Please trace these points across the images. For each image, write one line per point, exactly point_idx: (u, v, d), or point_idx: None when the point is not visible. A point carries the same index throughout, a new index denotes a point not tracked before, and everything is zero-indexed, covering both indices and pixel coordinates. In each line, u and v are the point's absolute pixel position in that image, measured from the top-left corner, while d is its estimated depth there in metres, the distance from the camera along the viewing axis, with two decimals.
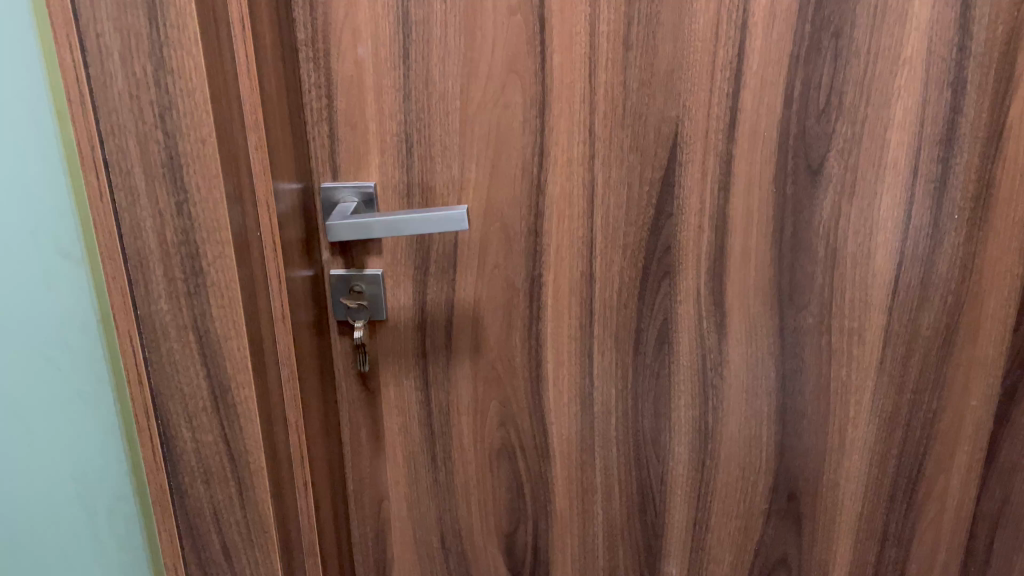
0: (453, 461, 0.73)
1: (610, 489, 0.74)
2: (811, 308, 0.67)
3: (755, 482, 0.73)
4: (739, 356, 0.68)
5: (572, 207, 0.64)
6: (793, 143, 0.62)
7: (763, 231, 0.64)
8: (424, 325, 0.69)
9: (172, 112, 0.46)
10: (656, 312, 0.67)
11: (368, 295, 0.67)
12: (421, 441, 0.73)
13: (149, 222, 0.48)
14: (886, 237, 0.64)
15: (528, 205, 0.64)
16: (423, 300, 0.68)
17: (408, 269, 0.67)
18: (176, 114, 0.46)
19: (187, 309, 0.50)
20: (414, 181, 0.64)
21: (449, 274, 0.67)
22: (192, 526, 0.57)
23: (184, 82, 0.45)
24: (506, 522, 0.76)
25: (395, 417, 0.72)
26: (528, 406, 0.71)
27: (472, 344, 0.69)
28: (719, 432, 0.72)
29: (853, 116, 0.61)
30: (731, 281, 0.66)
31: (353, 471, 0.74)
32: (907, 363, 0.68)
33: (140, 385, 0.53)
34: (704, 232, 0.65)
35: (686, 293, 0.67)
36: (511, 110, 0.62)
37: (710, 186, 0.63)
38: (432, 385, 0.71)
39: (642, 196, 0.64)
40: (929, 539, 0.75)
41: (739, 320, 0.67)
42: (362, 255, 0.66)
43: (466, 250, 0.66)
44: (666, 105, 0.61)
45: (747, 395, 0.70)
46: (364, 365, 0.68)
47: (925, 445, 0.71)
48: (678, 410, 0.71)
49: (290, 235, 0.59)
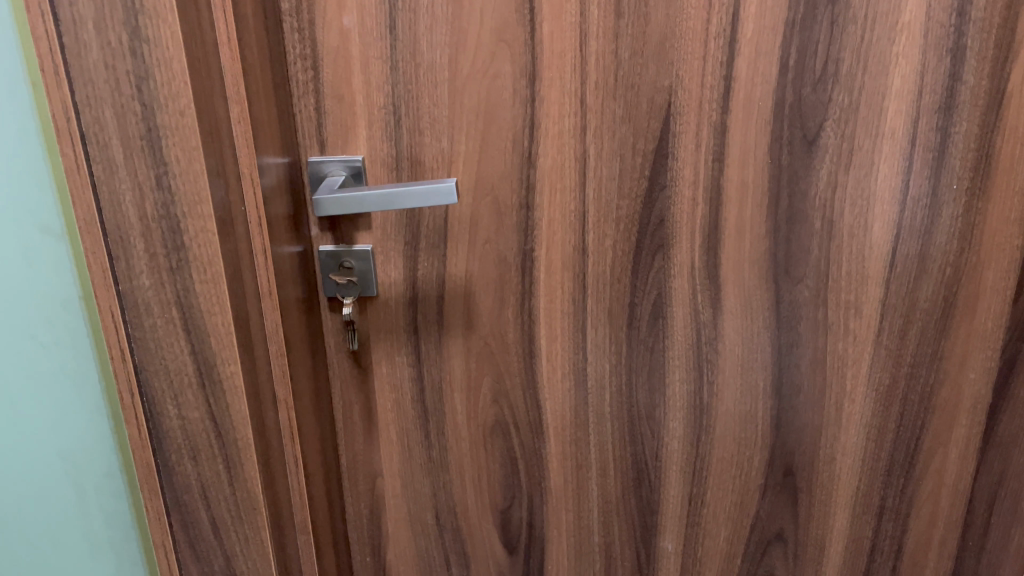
0: (447, 438, 0.73)
1: (604, 465, 0.74)
2: (807, 281, 0.66)
3: (751, 457, 0.73)
4: (735, 330, 0.68)
5: (564, 180, 0.63)
6: (789, 112, 0.61)
7: (759, 202, 0.63)
8: (415, 301, 0.68)
9: (150, 82, 0.45)
10: (650, 286, 0.66)
11: (358, 271, 0.66)
12: (414, 417, 0.72)
13: (128, 195, 0.47)
14: (883, 208, 0.63)
15: (519, 177, 0.63)
16: (413, 276, 0.67)
17: (398, 244, 0.66)
18: (154, 84, 0.45)
19: (170, 284, 0.50)
20: (403, 154, 0.63)
21: (440, 249, 0.66)
22: (181, 503, 0.56)
23: (161, 51, 0.44)
24: (500, 499, 0.76)
25: (387, 394, 0.71)
26: (521, 382, 0.71)
27: (464, 320, 0.69)
28: (714, 406, 0.71)
29: (851, 84, 0.60)
30: (726, 255, 0.65)
31: (347, 448, 0.73)
32: (905, 336, 0.67)
33: (123, 362, 0.52)
34: (698, 204, 0.63)
35: (680, 267, 0.66)
36: (501, 81, 0.60)
37: (704, 157, 0.62)
38: (425, 361, 0.70)
39: (636, 168, 0.63)
40: (926, 513, 0.74)
41: (734, 293, 0.66)
42: (351, 230, 0.65)
43: (457, 225, 0.65)
44: (659, 75, 0.60)
45: (742, 369, 0.69)
46: (354, 341, 0.67)
47: (923, 419, 0.70)
48: (673, 385, 0.70)
49: (275, 209, 0.58)
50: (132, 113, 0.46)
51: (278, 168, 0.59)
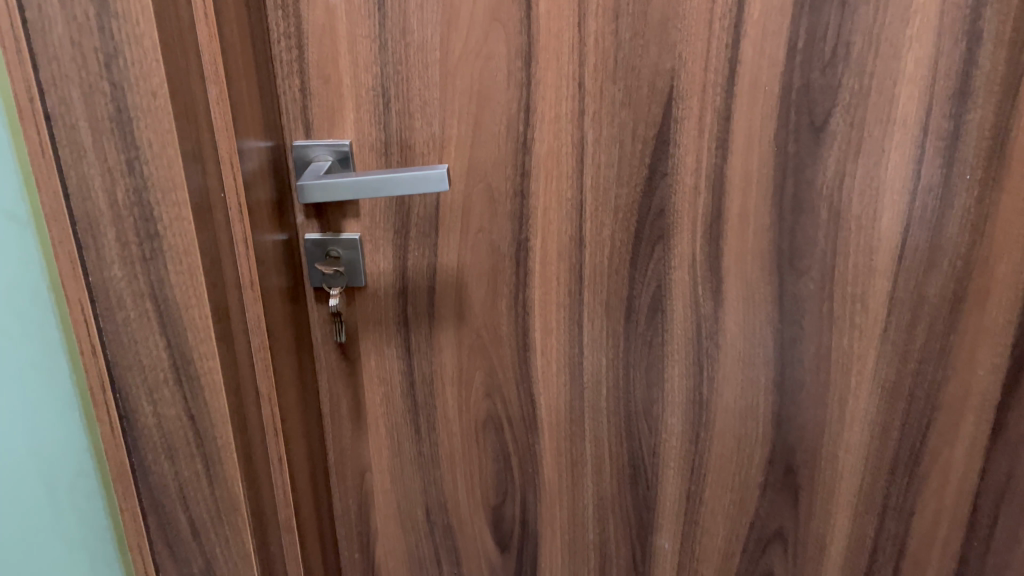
0: (437, 433, 0.71)
1: (600, 462, 0.71)
2: (812, 273, 0.63)
3: (751, 454, 0.70)
4: (736, 323, 0.65)
5: (561, 167, 0.61)
6: (797, 98, 0.58)
7: (763, 191, 0.61)
8: (404, 292, 0.66)
9: (118, 60, 0.42)
10: (649, 277, 0.64)
11: (345, 260, 0.64)
12: (404, 411, 0.70)
13: (98, 180, 0.45)
14: (893, 199, 0.61)
15: (514, 164, 0.61)
16: (403, 265, 0.64)
17: (387, 232, 0.63)
18: (123, 61, 0.42)
19: (143, 275, 0.47)
20: (393, 139, 0.60)
21: (431, 238, 0.63)
22: (158, 503, 0.54)
23: (130, 26, 0.41)
24: (493, 495, 0.73)
25: (375, 387, 0.69)
26: (515, 376, 0.68)
27: (455, 311, 0.66)
28: (714, 402, 0.68)
29: (861, 68, 0.57)
30: (728, 246, 0.62)
31: (334, 442, 0.71)
32: (912, 331, 0.65)
33: (94, 357, 0.49)
34: (700, 193, 0.61)
35: (680, 259, 0.63)
36: (494, 62, 0.58)
37: (707, 144, 0.59)
38: (415, 353, 0.68)
39: (636, 155, 0.60)
40: (930, 512, 0.72)
41: (737, 286, 0.64)
42: (338, 218, 0.63)
43: (449, 213, 0.62)
44: (661, 57, 0.57)
45: (743, 364, 0.67)
46: (342, 334, 0.65)
47: (929, 417, 0.68)
48: (671, 380, 0.68)
49: (258, 195, 0.56)
50: (101, 94, 0.43)
51: (260, 153, 0.56)
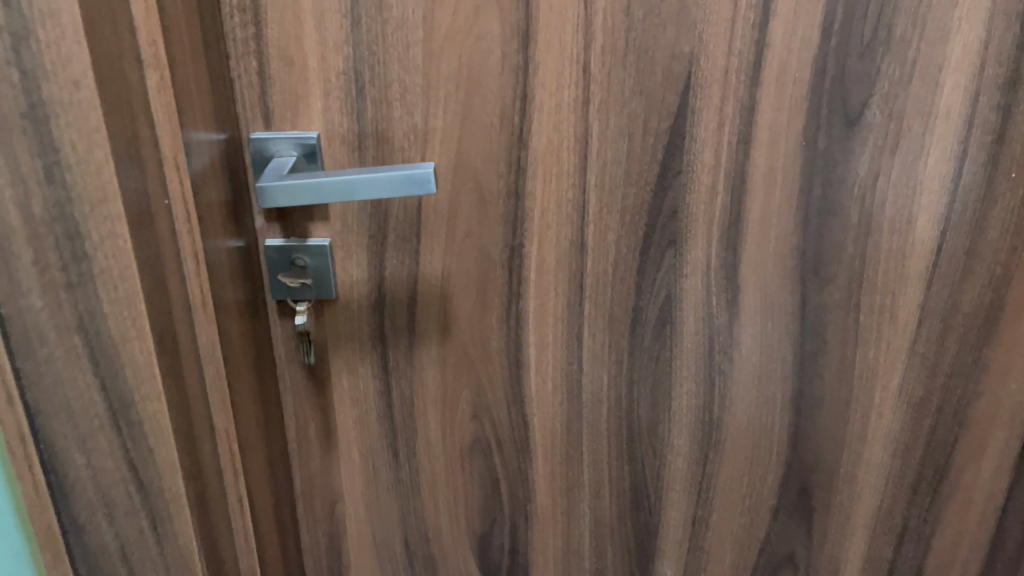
0: (418, 458, 0.63)
1: (599, 487, 0.64)
2: (839, 282, 0.57)
3: (764, 476, 0.64)
4: (753, 337, 0.59)
5: (561, 164, 0.53)
6: (830, 86, 0.51)
7: (788, 192, 0.54)
8: (381, 305, 0.58)
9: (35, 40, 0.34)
10: (658, 287, 0.57)
11: (313, 271, 0.55)
12: (380, 435, 0.62)
13: (7, 192, 0.36)
14: (930, 200, 0.55)
15: (507, 160, 0.53)
16: (380, 274, 0.57)
17: (361, 238, 0.55)
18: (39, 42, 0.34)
19: (69, 304, 0.39)
20: (368, 131, 0.52)
21: (412, 243, 0.56)
22: (95, 568, 0.45)
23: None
24: (479, 524, 0.66)
25: (348, 410, 0.61)
26: (505, 395, 0.61)
27: (439, 325, 0.59)
28: (725, 422, 0.62)
29: (903, 53, 0.50)
30: (748, 252, 0.56)
31: (301, 470, 0.63)
32: (943, 344, 0.59)
33: (12, 406, 0.40)
34: (718, 194, 0.54)
35: (693, 266, 0.56)
36: (486, 43, 0.50)
37: (728, 139, 0.52)
38: (393, 372, 0.60)
39: (647, 150, 0.53)
40: (951, 534, 0.67)
41: (755, 296, 0.57)
42: (305, 222, 0.55)
43: (433, 215, 0.55)
44: (678, 38, 0.50)
45: (759, 381, 0.60)
46: (310, 355, 0.57)
47: (956, 434, 0.63)
48: (679, 398, 0.61)
49: (209, 199, 0.47)
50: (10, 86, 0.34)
51: (212, 148, 0.48)
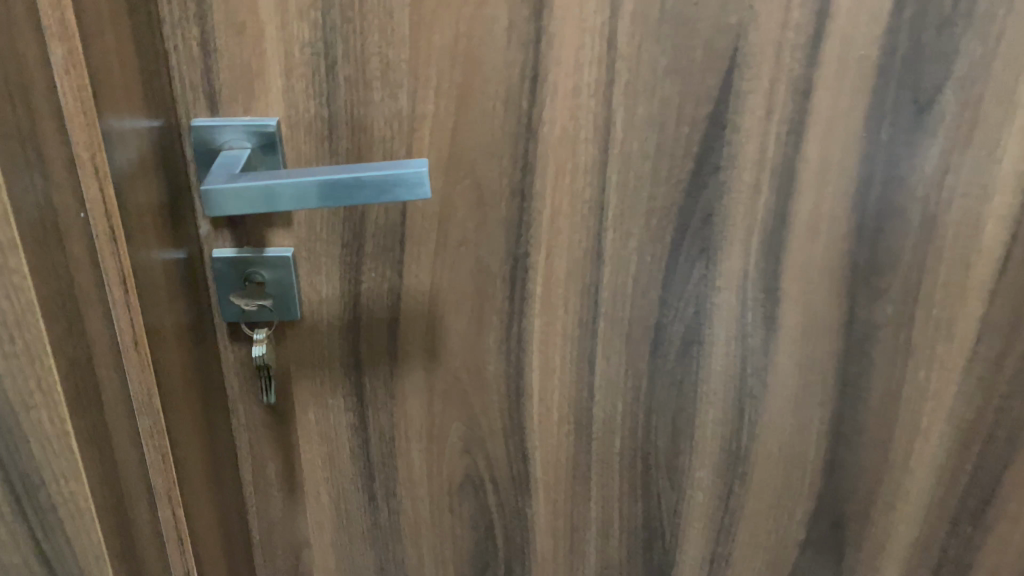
0: (398, 498, 0.54)
1: (607, 525, 0.56)
2: (892, 295, 0.49)
3: (793, 510, 0.57)
4: (791, 358, 0.51)
5: (576, 159, 0.44)
6: (899, 67, 0.42)
7: (841, 192, 0.46)
8: (356, 325, 0.48)
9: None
10: (685, 302, 0.48)
11: (272, 287, 0.45)
12: (355, 474, 0.53)
13: None
14: (1004, 201, 0.47)
15: (512, 153, 0.44)
16: (355, 290, 0.47)
17: (332, 247, 0.46)
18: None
19: None
20: (341, 119, 0.42)
21: (395, 253, 0.46)
22: None
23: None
24: (469, 569, 0.58)
25: (316, 447, 0.52)
26: (502, 426, 0.52)
27: (425, 347, 0.50)
28: (753, 453, 0.54)
29: (988, 27, 0.42)
30: (792, 261, 0.47)
31: (260, 518, 0.54)
32: (1002, 363, 0.52)
33: None
34: (761, 194, 0.45)
35: (728, 278, 0.48)
36: (489, 9, 0.40)
37: (776, 129, 0.43)
38: (369, 401, 0.51)
39: (680, 143, 0.44)
40: (992, 565, 0.60)
41: (797, 312, 0.49)
42: (262, 229, 0.45)
43: (420, 220, 0.45)
44: (725, 6, 0.40)
45: (794, 406, 0.52)
46: (270, 395, 0.46)
47: (1007, 460, 0.55)
48: (703, 427, 0.53)
49: (139, 205, 0.37)
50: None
51: (141, 141, 0.38)
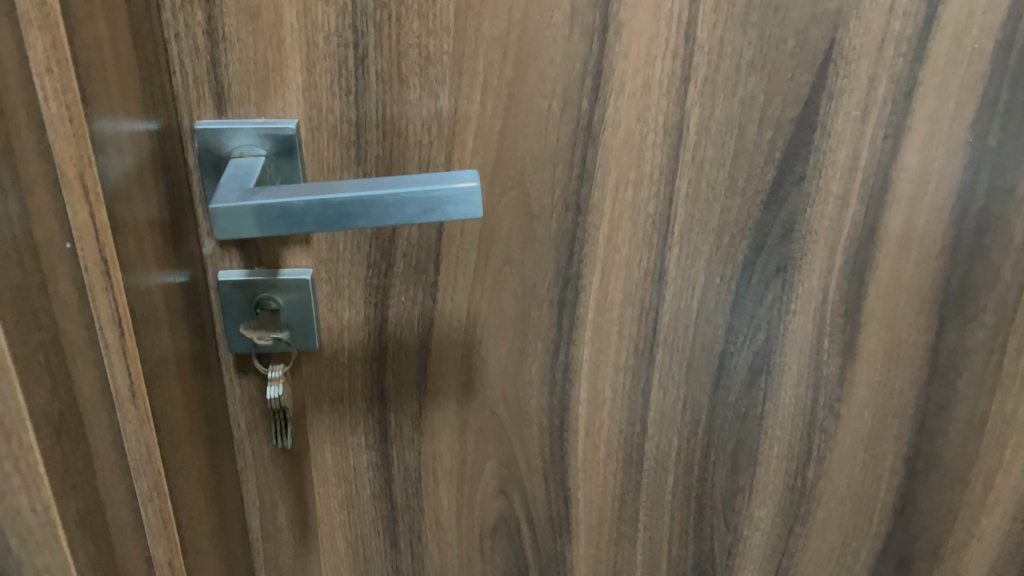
0: (423, 543, 0.49)
1: (653, 570, 0.51)
2: (986, 318, 0.43)
3: (857, 550, 0.51)
4: (868, 387, 0.45)
5: (641, 167, 0.38)
6: (1016, 62, 0.37)
7: (939, 204, 0.40)
8: (382, 354, 0.42)
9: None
10: (756, 328, 0.43)
11: (288, 315, 0.39)
12: (375, 518, 0.47)
13: None
14: None
15: (567, 160, 0.38)
16: (381, 316, 0.41)
17: (357, 268, 0.39)
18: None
19: None
20: (371, 120, 0.36)
21: (428, 274, 0.40)
22: None
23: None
24: None
25: (333, 489, 0.46)
26: (543, 466, 0.47)
27: (459, 378, 0.44)
28: (819, 490, 0.49)
29: None
30: (877, 282, 0.42)
31: (268, 568, 0.48)
32: None
33: None
34: (849, 207, 0.40)
35: (805, 301, 0.42)
36: None
37: (871, 133, 0.38)
38: (394, 440, 0.45)
39: (761, 149, 0.38)
40: None
41: (878, 337, 0.44)
42: (276, 247, 0.38)
43: (459, 237, 0.39)
44: None
45: (867, 439, 0.47)
46: (287, 438, 0.40)
47: None
48: (766, 463, 0.47)
49: (135, 224, 0.31)
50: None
51: (138, 150, 0.31)
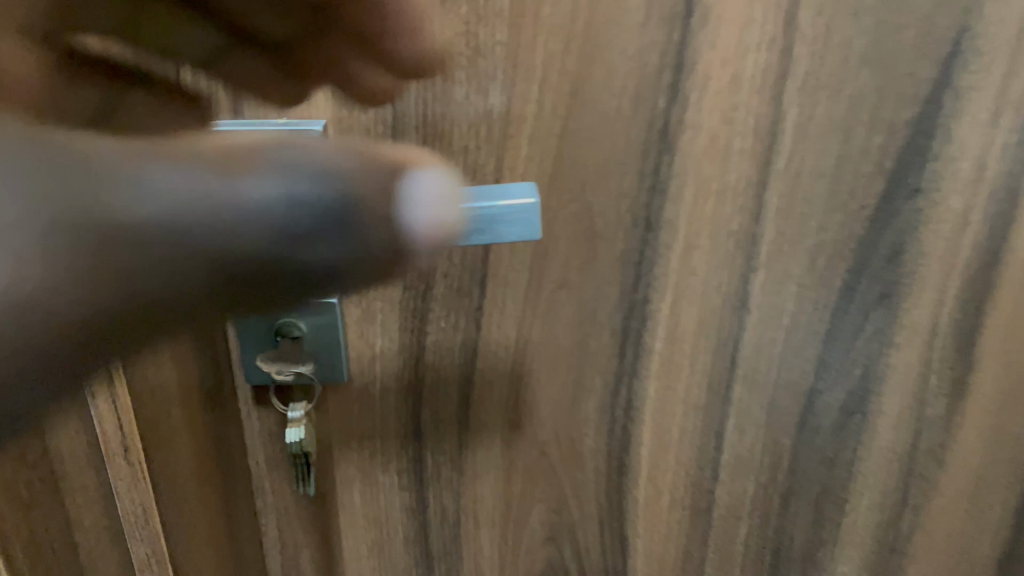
0: None
1: None
2: None
3: None
4: (977, 431, 0.39)
5: (725, 177, 0.32)
6: None
7: None
8: (419, 387, 0.37)
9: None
10: (850, 363, 0.37)
11: (313, 343, 0.34)
12: (407, 567, 0.42)
13: None
14: None
15: (639, 169, 0.32)
16: (419, 345, 0.36)
17: (393, 291, 0.34)
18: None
19: None
20: (409, 121, 0.31)
21: (473, 299, 0.35)
22: None
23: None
24: None
25: (360, 534, 0.41)
26: (599, 513, 0.41)
27: (506, 414, 0.38)
28: (913, 546, 0.42)
29: None
30: (998, 313, 0.36)
31: None
32: None
33: None
34: (970, 224, 0.33)
35: (909, 333, 0.36)
36: None
37: (1003, 138, 0.32)
38: (431, 481, 0.40)
39: (869, 157, 0.32)
40: None
41: (993, 374, 0.38)
42: None
43: (510, 257, 0.34)
44: None
45: (973, 489, 0.41)
46: (307, 489, 0.36)
47: None
48: (854, 515, 0.41)
49: None
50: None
51: None
